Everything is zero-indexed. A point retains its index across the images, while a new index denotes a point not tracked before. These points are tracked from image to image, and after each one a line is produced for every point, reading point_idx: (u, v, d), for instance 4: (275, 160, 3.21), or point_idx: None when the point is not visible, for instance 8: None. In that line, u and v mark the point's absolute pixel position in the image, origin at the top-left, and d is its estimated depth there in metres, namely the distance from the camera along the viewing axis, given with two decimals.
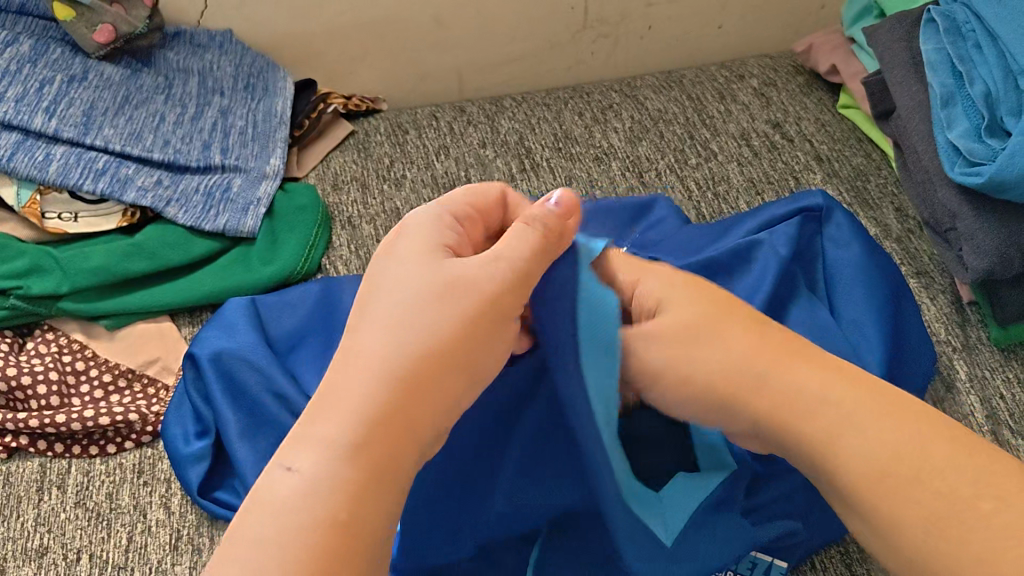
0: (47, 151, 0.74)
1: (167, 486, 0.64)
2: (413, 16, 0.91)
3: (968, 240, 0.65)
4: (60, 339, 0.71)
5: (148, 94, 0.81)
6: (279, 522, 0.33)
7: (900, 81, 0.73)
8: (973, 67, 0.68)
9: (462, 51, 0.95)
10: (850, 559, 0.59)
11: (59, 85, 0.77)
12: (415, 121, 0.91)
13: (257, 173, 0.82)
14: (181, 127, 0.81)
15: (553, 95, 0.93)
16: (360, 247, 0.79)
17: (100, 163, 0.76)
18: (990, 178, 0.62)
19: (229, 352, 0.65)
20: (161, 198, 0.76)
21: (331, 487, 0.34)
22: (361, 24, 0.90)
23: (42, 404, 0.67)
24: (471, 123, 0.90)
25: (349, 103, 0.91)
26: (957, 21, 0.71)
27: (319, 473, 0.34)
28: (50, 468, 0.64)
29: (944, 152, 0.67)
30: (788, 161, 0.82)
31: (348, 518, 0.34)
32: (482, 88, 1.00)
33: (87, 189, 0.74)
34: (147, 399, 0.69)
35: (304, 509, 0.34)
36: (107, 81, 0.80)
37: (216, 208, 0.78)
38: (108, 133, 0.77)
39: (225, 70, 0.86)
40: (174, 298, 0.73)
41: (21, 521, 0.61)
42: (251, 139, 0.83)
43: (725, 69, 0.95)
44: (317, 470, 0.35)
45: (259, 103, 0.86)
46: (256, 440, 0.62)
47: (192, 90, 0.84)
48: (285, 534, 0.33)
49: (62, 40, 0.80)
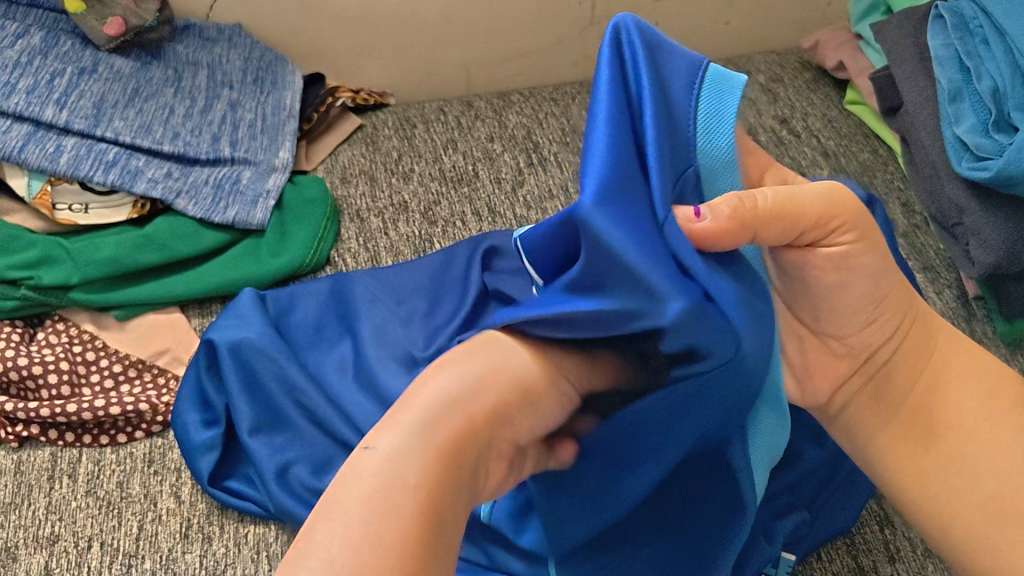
0: (58, 142, 0.75)
1: (177, 475, 0.64)
2: (422, 11, 0.91)
3: (975, 235, 0.65)
4: (70, 329, 0.71)
5: (157, 86, 0.82)
6: (359, 485, 0.37)
7: (908, 77, 0.73)
8: (981, 62, 0.68)
9: (471, 46, 0.96)
10: (856, 550, 0.60)
11: (70, 77, 0.78)
12: (423, 115, 0.91)
13: (267, 166, 0.82)
14: (191, 119, 0.81)
15: (560, 90, 0.94)
16: (368, 240, 0.79)
17: (110, 155, 0.76)
18: (998, 172, 0.62)
19: (248, 344, 0.65)
20: (171, 189, 0.77)
21: (398, 455, 0.38)
22: (370, 19, 0.91)
23: (53, 394, 0.67)
24: (478, 117, 0.90)
25: (357, 97, 0.92)
26: (965, 16, 0.70)
27: (391, 448, 0.38)
28: (61, 457, 0.65)
29: (951, 147, 0.68)
30: (796, 156, 0.81)
31: (437, 521, 0.37)
32: (489, 83, 1.01)
33: (98, 180, 0.74)
34: (157, 389, 0.69)
35: (380, 475, 0.37)
36: (117, 74, 0.80)
37: (225, 201, 0.78)
38: (118, 125, 0.77)
39: (235, 64, 0.87)
40: (184, 289, 0.74)
41: (33, 509, 0.61)
42: (261, 132, 0.84)
43: (732, 64, 0.95)
44: (389, 447, 0.38)
45: (268, 96, 0.87)
46: (266, 433, 0.63)
47: (201, 83, 0.84)
48: (364, 494, 0.36)
49: (73, 33, 0.80)
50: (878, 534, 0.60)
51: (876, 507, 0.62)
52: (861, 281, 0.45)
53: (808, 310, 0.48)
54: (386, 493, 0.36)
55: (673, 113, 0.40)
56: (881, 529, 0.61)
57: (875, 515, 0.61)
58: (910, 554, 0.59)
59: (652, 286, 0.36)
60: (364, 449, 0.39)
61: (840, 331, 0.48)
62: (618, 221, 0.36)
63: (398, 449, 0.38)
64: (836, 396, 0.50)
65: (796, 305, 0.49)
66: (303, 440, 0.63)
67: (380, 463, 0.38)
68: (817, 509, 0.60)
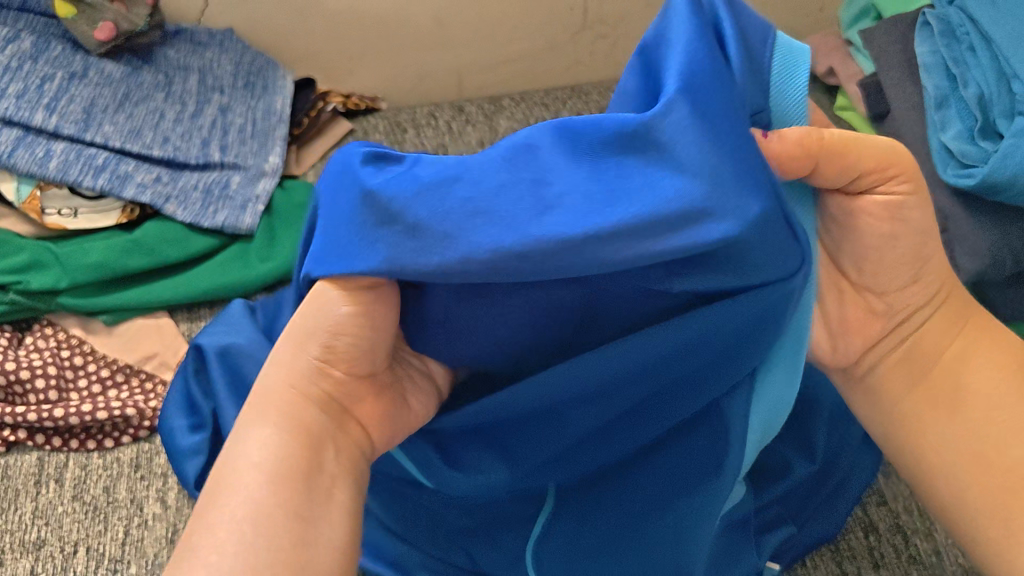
0: (47, 147, 0.75)
1: (164, 480, 0.64)
2: (413, 16, 0.91)
3: (960, 242, 0.65)
4: (59, 333, 0.71)
5: (148, 91, 0.82)
6: (249, 504, 0.35)
7: (896, 83, 0.73)
8: (967, 69, 0.68)
9: (463, 51, 0.96)
10: (841, 557, 0.60)
11: (60, 82, 0.78)
12: (414, 120, 0.91)
13: (256, 170, 0.82)
14: (181, 124, 0.81)
15: (551, 95, 0.94)
16: None
17: (100, 159, 0.76)
18: (982, 180, 0.62)
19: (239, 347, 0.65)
20: (160, 194, 0.77)
21: (275, 467, 0.36)
22: (362, 22, 0.91)
23: (40, 398, 0.67)
24: (469, 122, 0.90)
25: (348, 101, 0.92)
26: (952, 23, 0.70)
27: (269, 458, 0.36)
28: (48, 461, 0.65)
29: (938, 154, 0.68)
30: None
31: (313, 501, 0.36)
32: (481, 87, 1.01)
33: (87, 184, 0.75)
34: (144, 394, 0.69)
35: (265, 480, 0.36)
36: (108, 78, 0.80)
37: (215, 205, 0.78)
38: (108, 129, 0.78)
39: (226, 69, 0.87)
40: (172, 293, 0.74)
41: (19, 513, 0.61)
42: (251, 137, 0.84)
43: None
44: (266, 456, 0.37)
45: (258, 100, 0.87)
46: None
47: (192, 87, 0.84)
48: (250, 514, 0.34)
49: (63, 37, 0.81)
50: (862, 540, 0.61)
51: (860, 513, 0.62)
52: (910, 235, 0.43)
53: (853, 261, 0.45)
54: (272, 504, 0.35)
55: (752, 52, 0.38)
56: (865, 535, 0.61)
57: (860, 522, 0.62)
58: (893, 561, 0.59)
59: (728, 186, 0.33)
60: (244, 464, 0.36)
61: (881, 288, 0.46)
62: (705, 125, 0.33)
63: (273, 459, 0.36)
64: (861, 358, 0.48)
65: (841, 257, 0.46)
66: None
67: (261, 471, 0.36)
68: (805, 518, 0.60)
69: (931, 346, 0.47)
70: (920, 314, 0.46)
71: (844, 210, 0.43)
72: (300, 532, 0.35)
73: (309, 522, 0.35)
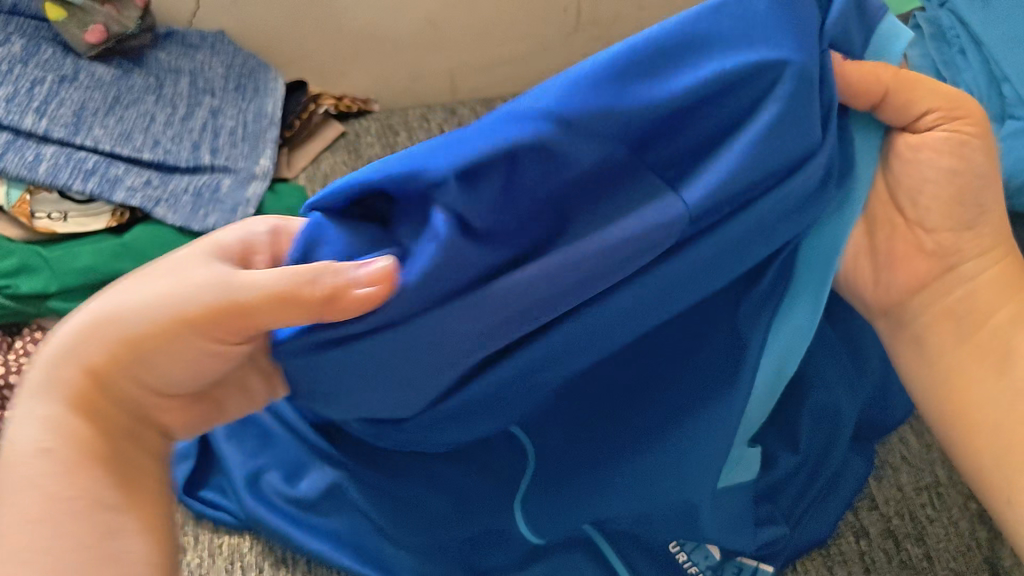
0: (37, 151, 0.75)
1: None
2: (405, 18, 0.91)
3: None
4: None
5: (138, 94, 0.81)
6: (46, 505, 0.37)
7: None
8: (958, 72, 0.67)
9: (456, 53, 0.96)
10: (832, 562, 0.60)
11: (50, 86, 0.77)
12: (406, 122, 0.90)
13: (246, 173, 0.82)
14: (171, 127, 0.81)
15: None
16: None
17: (90, 163, 0.76)
18: None
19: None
20: (150, 198, 0.77)
21: (67, 466, 0.38)
22: (352, 24, 0.90)
23: None
24: (462, 124, 0.90)
25: (340, 104, 0.91)
26: (943, 26, 0.70)
27: (62, 444, 0.39)
28: None
29: None
30: None
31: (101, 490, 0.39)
32: (474, 89, 1.01)
33: (77, 188, 0.75)
34: None
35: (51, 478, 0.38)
36: (98, 82, 0.80)
37: (205, 208, 0.79)
38: (98, 134, 0.77)
39: (217, 71, 0.87)
40: None
41: None
42: (241, 140, 0.84)
43: None
44: (60, 444, 0.39)
45: (249, 103, 0.87)
46: (242, 437, 0.62)
47: (183, 90, 0.84)
48: (57, 518, 0.36)
49: (53, 40, 0.80)
50: (854, 544, 0.61)
51: (851, 517, 0.62)
52: (970, 174, 0.46)
53: (909, 197, 0.48)
54: (71, 511, 0.37)
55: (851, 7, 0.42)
56: (857, 540, 0.61)
57: (851, 526, 0.62)
58: (885, 566, 0.60)
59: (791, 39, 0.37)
60: (35, 448, 0.38)
61: (929, 225, 0.48)
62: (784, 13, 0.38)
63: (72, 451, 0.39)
64: (907, 299, 0.50)
65: (900, 195, 0.48)
66: (277, 447, 0.62)
67: (35, 476, 0.38)
68: (798, 518, 0.59)
69: (977, 301, 0.48)
70: (967, 265, 0.48)
71: (909, 147, 0.46)
72: (103, 527, 0.38)
73: (113, 531, 0.38)
